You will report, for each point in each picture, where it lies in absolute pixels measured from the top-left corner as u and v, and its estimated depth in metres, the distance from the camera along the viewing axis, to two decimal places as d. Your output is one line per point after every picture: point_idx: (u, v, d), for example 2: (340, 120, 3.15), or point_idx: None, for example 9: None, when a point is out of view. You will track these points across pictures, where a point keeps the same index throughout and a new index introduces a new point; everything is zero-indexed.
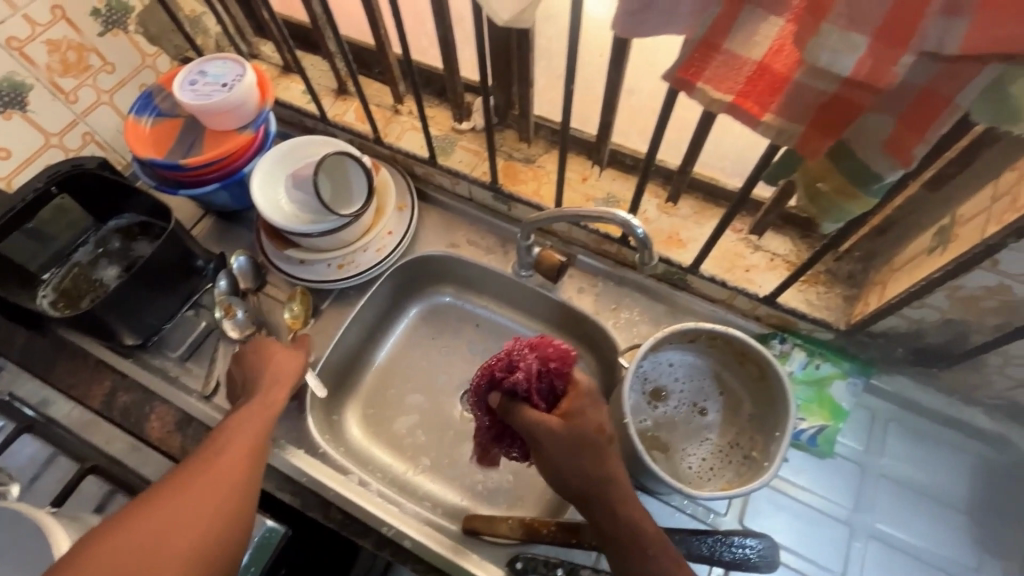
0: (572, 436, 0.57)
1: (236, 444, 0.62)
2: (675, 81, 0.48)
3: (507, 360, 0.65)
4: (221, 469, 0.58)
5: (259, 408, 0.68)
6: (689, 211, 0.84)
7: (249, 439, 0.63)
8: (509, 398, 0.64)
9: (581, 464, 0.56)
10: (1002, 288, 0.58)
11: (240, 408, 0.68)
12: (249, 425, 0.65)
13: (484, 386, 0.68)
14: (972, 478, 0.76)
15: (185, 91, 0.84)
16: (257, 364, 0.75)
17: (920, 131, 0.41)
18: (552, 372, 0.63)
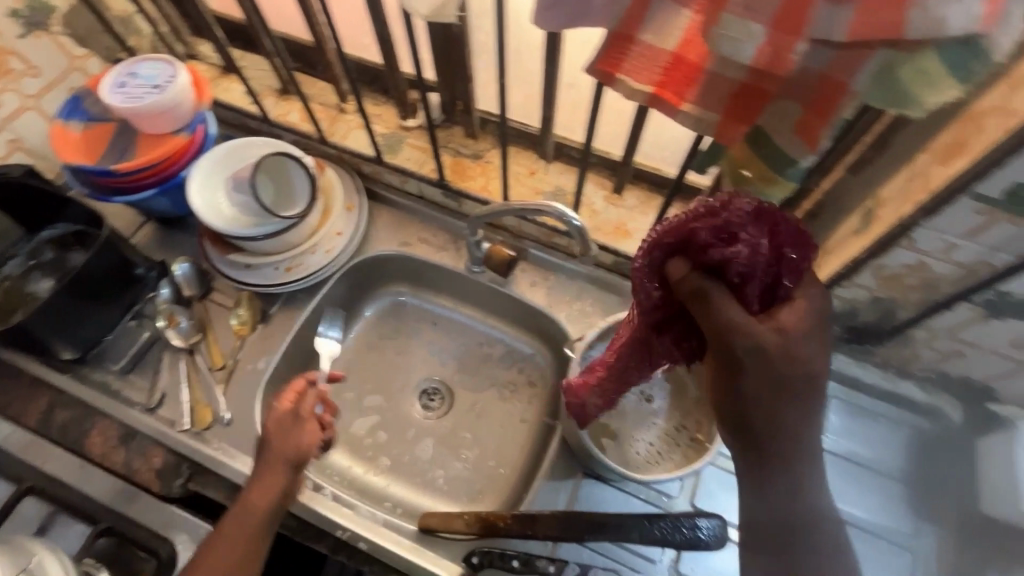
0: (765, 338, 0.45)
1: (244, 523, 0.62)
2: (598, 73, 0.48)
3: (719, 214, 0.47)
4: (242, 536, 0.62)
5: (262, 477, 0.64)
6: (635, 201, 0.86)
7: (257, 516, 0.63)
8: (705, 273, 0.47)
9: (772, 360, 0.45)
10: (921, 266, 0.61)
11: (261, 461, 0.65)
12: (253, 501, 0.63)
13: (667, 241, 0.48)
14: (908, 447, 0.79)
15: (114, 94, 0.81)
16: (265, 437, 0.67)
17: (823, 116, 0.43)
18: (776, 262, 0.47)
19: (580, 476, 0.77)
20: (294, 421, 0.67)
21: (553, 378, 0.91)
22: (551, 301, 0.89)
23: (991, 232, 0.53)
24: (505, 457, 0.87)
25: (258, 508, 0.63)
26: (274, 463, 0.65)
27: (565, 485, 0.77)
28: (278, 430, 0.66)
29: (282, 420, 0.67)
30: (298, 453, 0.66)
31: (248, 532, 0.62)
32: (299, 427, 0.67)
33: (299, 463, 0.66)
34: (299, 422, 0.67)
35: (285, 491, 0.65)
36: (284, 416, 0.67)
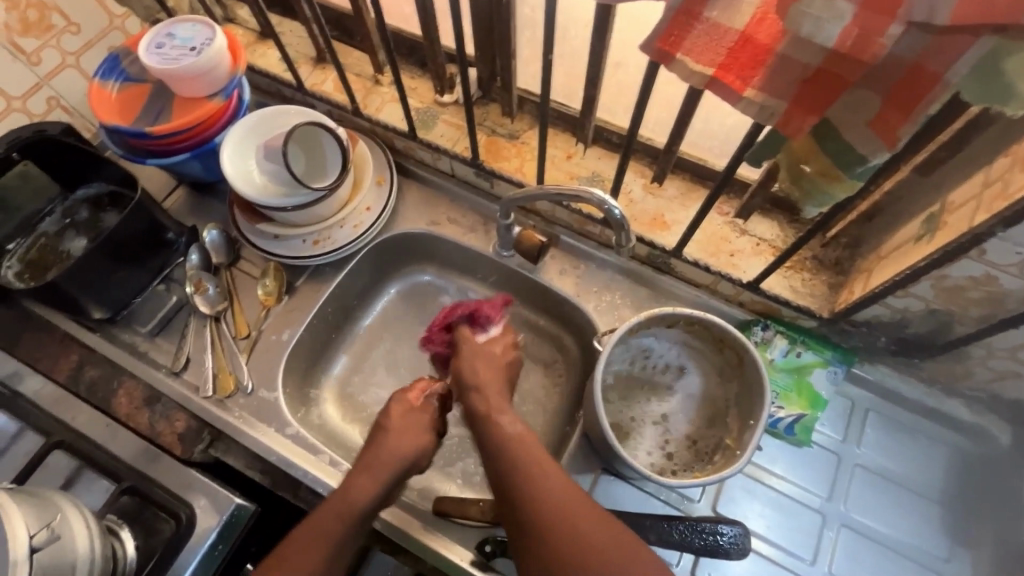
0: (480, 417, 0.66)
1: (344, 517, 0.61)
2: (654, 52, 0.44)
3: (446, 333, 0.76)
4: (349, 503, 0.61)
5: (367, 472, 0.64)
6: (675, 192, 0.82)
7: (355, 510, 0.61)
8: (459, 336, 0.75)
9: (493, 441, 0.63)
10: (989, 278, 0.56)
11: (383, 437, 0.67)
12: (354, 496, 0.62)
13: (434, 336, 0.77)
14: (948, 468, 0.75)
15: (151, 55, 0.80)
16: (387, 426, 0.69)
17: (906, 110, 0.39)
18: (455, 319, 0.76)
19: (599, 472, 0.75)
20: (415, 422, 0.70)
21: (578, 369, 0.89)
22: (580, 291, 0.85)
23: None
24: None
25: (358, 501, 0.62)
26: (386, 454, 0.66)
27: (584, 479, 0.75)
28: (400, 423, 0.69)
29: (407, 416, 0.70)
30: (408, 454, 0.67)
31: (342, 526, 0.60)
32: (408, 430, 0.69)
33: (406, 469, 0.67)
34: (418, 421, 0.70)
35: (383, 492, 0.64)
36: (400, 411, 0.70)
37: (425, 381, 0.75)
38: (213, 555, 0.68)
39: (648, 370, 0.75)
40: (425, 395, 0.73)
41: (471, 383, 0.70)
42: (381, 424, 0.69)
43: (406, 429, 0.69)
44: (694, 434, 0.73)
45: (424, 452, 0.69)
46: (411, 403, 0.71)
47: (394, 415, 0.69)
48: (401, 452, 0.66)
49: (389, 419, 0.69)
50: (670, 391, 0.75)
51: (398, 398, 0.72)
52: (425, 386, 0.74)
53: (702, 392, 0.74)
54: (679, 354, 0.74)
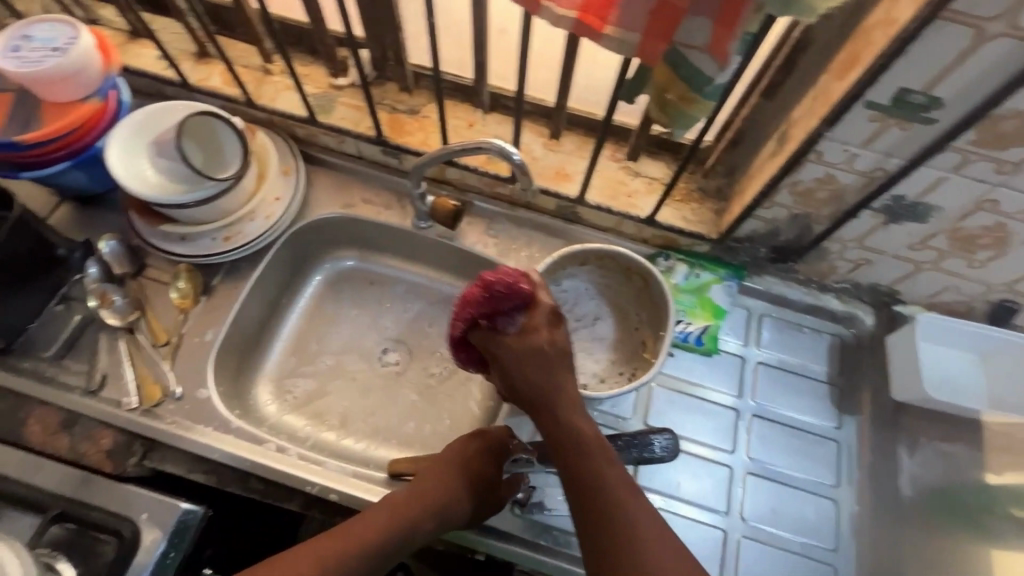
0: (546, 391, 0.65)
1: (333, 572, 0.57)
2: (522, 1, 0.50)
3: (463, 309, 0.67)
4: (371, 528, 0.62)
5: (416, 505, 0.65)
6: (572, 146, 0.88)
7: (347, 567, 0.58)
8: (490, 332, 0.67)
9: (566, 432, 0.63)
10: (829, 179, 0.67)
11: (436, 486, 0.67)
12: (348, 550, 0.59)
13: (470, 326, 0.67)
14: (831, 352, 0.88)
15: (9, 60, 0.74)
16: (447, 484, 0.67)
17: (731, 28, 0.47)
18: (479, 318, 0.66)
19: None
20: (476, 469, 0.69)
21: None
22: (501, 250, 0.90)
23: (884, 138, 0.59)
24: (468, 405, 0.89)
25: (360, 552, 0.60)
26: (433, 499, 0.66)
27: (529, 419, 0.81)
28: (474, 457, 0.70)
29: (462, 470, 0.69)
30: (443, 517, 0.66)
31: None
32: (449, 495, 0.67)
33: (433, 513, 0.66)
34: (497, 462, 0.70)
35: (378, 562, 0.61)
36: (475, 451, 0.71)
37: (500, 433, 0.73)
38: (166, 563, 0.66)
39: (570, 308, 0.80)
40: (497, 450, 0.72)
41: (541, 362, 0.66)
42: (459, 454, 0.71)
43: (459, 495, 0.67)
44: (621, 357, 0.79)
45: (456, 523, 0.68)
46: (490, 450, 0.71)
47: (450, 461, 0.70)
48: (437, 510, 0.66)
49: (463, 454, 0.70)
50: (593, 327, 0.80)
51: (456, 444, 0.72)
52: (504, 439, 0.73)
53: (620, 323, 0.80)
54: (595, 289, 0.80)
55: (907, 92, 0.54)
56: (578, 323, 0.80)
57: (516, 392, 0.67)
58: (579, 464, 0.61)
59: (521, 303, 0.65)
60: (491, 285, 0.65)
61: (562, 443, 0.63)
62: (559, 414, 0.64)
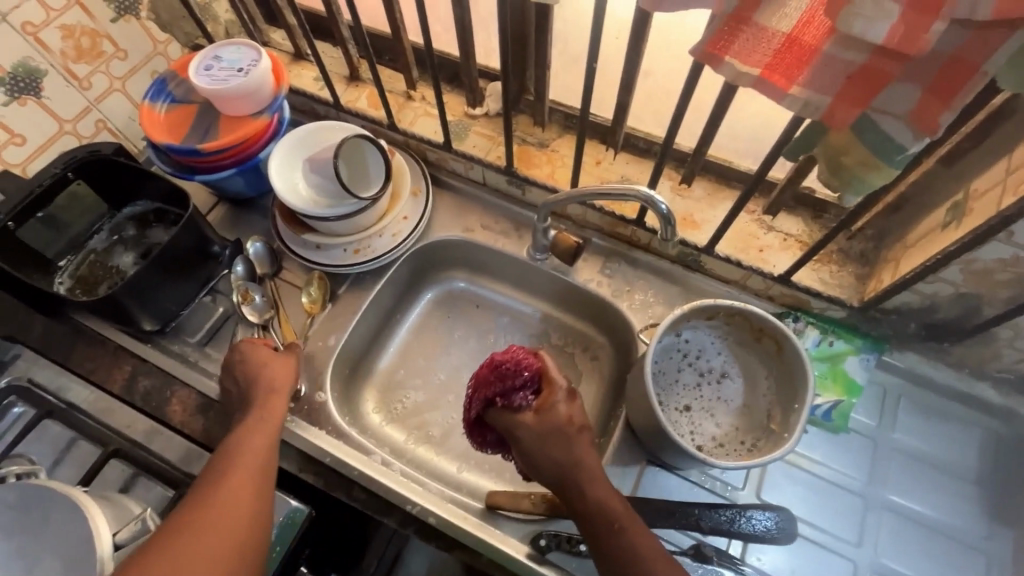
0: (574, 466, 0.60)
1: (253, 468, 0.62)
2: (704, 56, 0.48)
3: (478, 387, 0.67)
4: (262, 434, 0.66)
5: (257, 430, 0.66)
6: (702, 192, 0.85)
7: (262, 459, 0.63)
8: (507, 411, 0.64)
9: (597, 506, 0.59)
10: (1016, 260, 0.60)
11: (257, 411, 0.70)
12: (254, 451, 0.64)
13: (484, 405, 0.66)
14: (982, 448, 0.78)
15: (200, 77, 0.84)
16: (247, 373, 0.74)
17: (946, 99, 0.43)
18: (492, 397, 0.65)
19: (644, 463, 0.77)
20: (283, 360, 0.77)
21: (611, 367, 0.91)
22: (614, 290, 0.88)
23: None
24: None
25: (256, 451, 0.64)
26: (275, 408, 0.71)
27: (631, 472, 0.76)
28: (275, 363, 0.75)
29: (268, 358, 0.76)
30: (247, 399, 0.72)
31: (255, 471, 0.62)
32: (278, 369, 0.75)
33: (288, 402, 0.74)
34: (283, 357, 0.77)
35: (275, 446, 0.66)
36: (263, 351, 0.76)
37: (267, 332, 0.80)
38: (272, 556, 0.69)
39: (699, 359, 0.77)
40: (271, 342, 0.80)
41: (564, 440, 0.61)
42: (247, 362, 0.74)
43: (261, 376, 0.73)
44: (745, 419, 0.74)
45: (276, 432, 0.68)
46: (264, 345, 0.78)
47: (258, 356, 0.75)
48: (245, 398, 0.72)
49: (258, 360, 0.74)
50: (720, 385, 0.76)
51: (248, 343, 0.76)
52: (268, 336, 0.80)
53: (751, 389, 0.75)
54: (724, 346, 0.76)
55: None
56: (700, 382, 0.76)
57: (537, 472, 0.62)
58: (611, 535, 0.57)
59: (533, 382, 0.64)
60: (501, 364, 0.65)
61: (592, 515, 0.58)
62: (592, 491, 0.59)
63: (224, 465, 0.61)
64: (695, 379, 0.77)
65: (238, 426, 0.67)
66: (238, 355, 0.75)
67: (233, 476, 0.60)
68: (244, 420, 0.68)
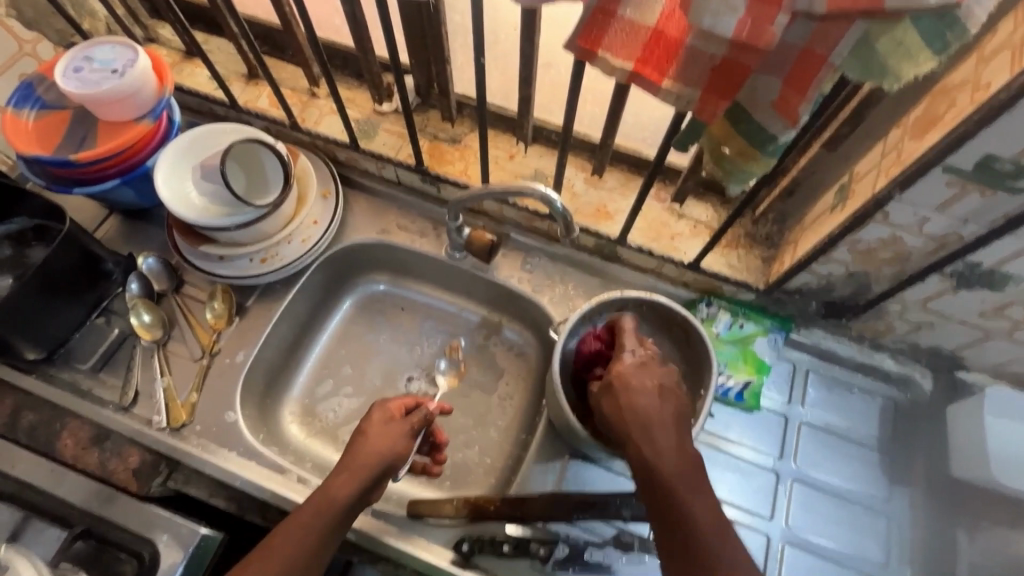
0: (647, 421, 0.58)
1: (323, 514, 0.60)
2: (578, 50, 0.47)
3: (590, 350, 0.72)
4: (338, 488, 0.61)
5: (346, 471, 0.62)
6: (615, 183, 0.85)
7: (333, 507, 0.60)
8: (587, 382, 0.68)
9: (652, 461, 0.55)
10: (895, 240, 0.62)
11: (354, 453, 0.64)
12: (333, 493, 0.61)
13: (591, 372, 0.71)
14: (882, 415, 0.82)
15: (70, 80, 0.77)
16: (371, 427, 0.67)
17: (803, 90, 0.43)
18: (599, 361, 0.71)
19: (568, 458, 0.77)
20: (397, 431, 0.67)
21: (537, 362, 0.91)
22: (535, 286, 0.88)
23: (960, 205, 0.55)
24: (490, 445, 0.87)
25: (337, 495, 0.61)
26: (362, 453, 0.64)
27: (554, 468, 0.77)
28: (379, 430, 0.66)
29: (386, 424, 0.67)
30: (379, 450, 0.65)
31: (321, 522, 0.59)
32: (379, 436, 0.66)
33: (383, 474, 0.64)
34: (398, 430, 0.67)
35: (363, 492, 0.62)
36: (381, 418, 0.68)
37: (410, 398, 0.72)
38: None
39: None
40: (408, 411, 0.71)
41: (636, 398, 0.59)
42: (361, 428, 0.67)
43: (382, 434, 0.66)
44: None
45: (403, 454, 0.66)
46: (394, 414, 0.69)
47: (376, 422, 0.67)
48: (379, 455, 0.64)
49: (369, 424, 0.67)
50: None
51: (380, 406, 0.69)
52: (410, 402, 0.72)
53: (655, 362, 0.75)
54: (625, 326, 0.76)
55: (993, 159, 0.49)
56: None
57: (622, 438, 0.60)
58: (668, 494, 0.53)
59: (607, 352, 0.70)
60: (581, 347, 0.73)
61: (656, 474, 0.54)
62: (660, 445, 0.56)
63: (299, 526, 0.58)
64: None
65: (337, 469, 0.63)
66: (376, 415, 0.68)
67: (298, 539, 0.57)
68: (338, 464, 0.63)
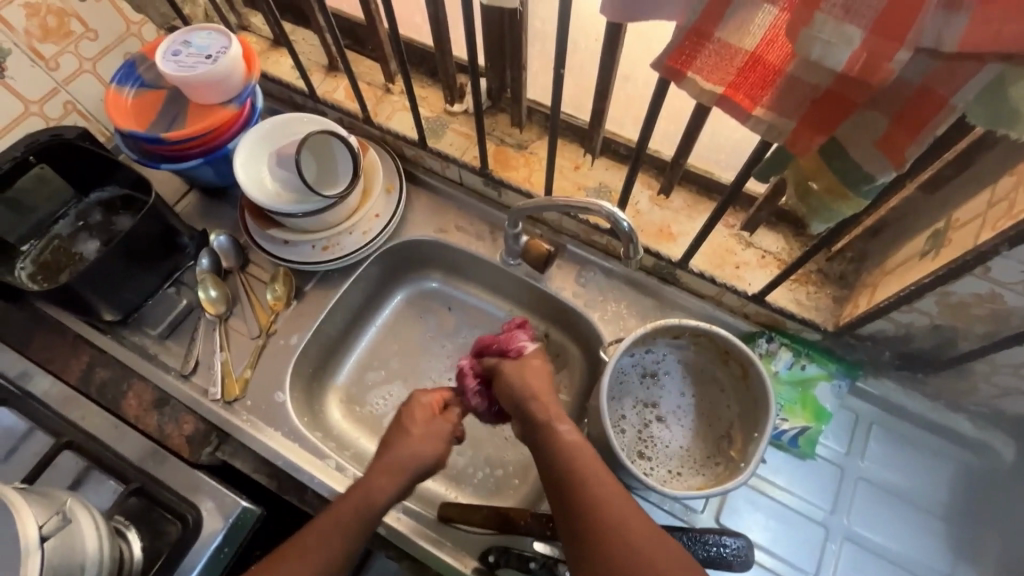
0: (561, 454, 0.60)
1: (360, 514, 0.61)
2: (666, 71, 0.45)
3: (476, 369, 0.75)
4: (379, 487, 0.63)
5: (386, 473, 0.64)
6: (681, 203, 0.82)
7: (372, 511, 0.62)
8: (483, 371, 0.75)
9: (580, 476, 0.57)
10: (993, 296, 0.57)
11: (395, 450, 0.67)
12: (374, 492, 0.63)
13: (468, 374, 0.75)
14: (951, 481, 0.76)
15: (168, 63, 0.81)
16: (410, 425, 0.69)
17: (914, 131, 0.40)
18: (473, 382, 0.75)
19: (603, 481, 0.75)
20: (438, 429, 0.70)
21: (581, 379, 0.89)
22: (586, 301, 0.86)
23: None
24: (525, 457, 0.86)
25: (378, 498, 0.62)
26: (404, 456, 0.66)
27: None
28: (421, 429, 0.69)
29: (431, 422, 0.71)
30: (421, 453, 0.67)
31: (361, 520, 0.61)
32: (423, 441, 0.68)
33: (418, 474, 0.67)
34: (440, 429, 0.70)
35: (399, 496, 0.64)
36: (422, 417, 0.71)
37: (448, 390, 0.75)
38: (220, 557, 0.67)
39: (653, 393, 0.75)
40: (444, 406, 0.74)
41: (543, 438, 0.63)
42: (403, 424, 0.70)
43: (421, 436, 0.68)
44: (682, 445, 0.73)
45: (441, 460, 0.69)
46: (433, 410, 0.72)
47: (418, 416, 0.70)
48: (418, 455, 0.67)
49: (411, 422, 0.70)
50: (666, 425, 0.74)
51: (419, 399, 0.72)
52: (448, 395, 0.75)
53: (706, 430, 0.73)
54: (686, 383, 0.75)
55: None
56: (638, 405, 0.75)
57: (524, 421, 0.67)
58: (580, 518, 0.55)
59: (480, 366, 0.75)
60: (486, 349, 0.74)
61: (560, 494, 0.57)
62: (574, 485, 0.57)
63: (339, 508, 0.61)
64: (637, 402, 0.75)
65: (378, 460, 0.66)
66: (413, 404, 0.72)
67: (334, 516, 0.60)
68: (382, 455, 0.66)
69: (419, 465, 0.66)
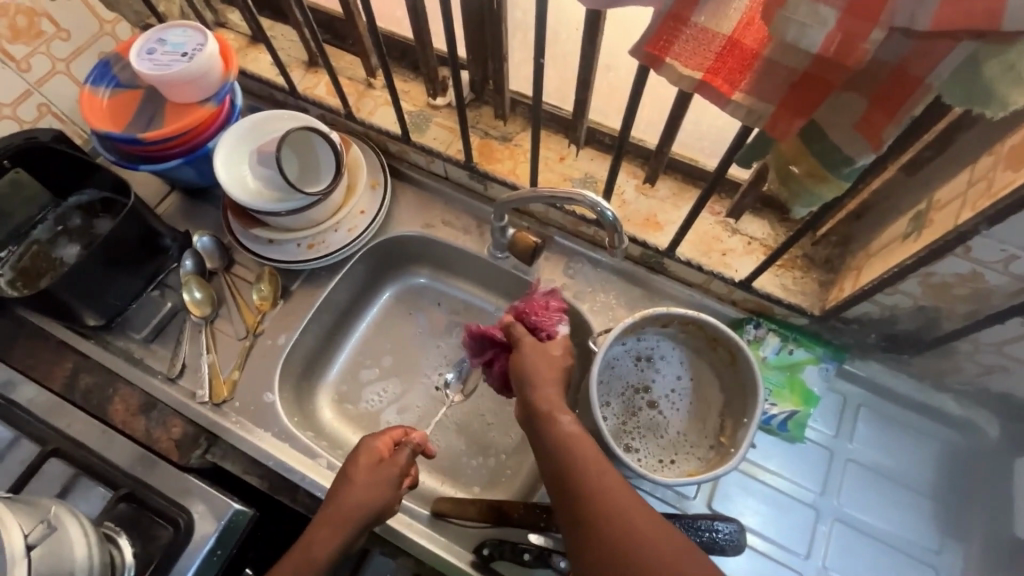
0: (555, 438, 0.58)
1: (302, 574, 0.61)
2: (644, 57, 0.44)
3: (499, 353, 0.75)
4: (321, 543, 0.62)
5: (327, 526, 0.62)
6: (667, 192, 0.82)
7: (312, 567, 0.61)
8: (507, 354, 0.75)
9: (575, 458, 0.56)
10: (975, 276, 0.58)
11: (337, 498, 0.64)
12: (313, 549, 0.61)
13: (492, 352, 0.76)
14: (937, 460, 0.77)
15: (143, 61, 0.80)
16: (353, 474, 0.65)
17: (891, 113, 0.41)
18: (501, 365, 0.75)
19: None
20: (384, 475, 0.65)
21: (573, 370, 0.89)
22: (575, 292, 0.86)
23: None
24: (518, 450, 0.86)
25: (316, 554, 0.61)
26: (346, 507, 0.63)
27: None
28: (366, 479, 0.65)
29: (376, 468, 0.66)
30: (364, 501, 0.64)
31: None
32: (364, 487, 0.64)
33: (368, 522, 0.64)
34: (387, 474, 0.65)
35: (343, 548, 0.62)
36: (368, 463, 0.66)
37: (399, 430, 0.70)
38: (212, 560, 0.66)
39: (644, 379, 0.75)
40: (395, 448, 0.68)
41: (548, 428, 0.59)
42: (348, 472, 0.66)
43: (365, 483, 0.64)
44: (671, 430, 0.74)
45: (394, 501, 0.66)
46: (380, 456, 0.67)
47: (364, 461, 0.66)
48: (362, 505, 0.63)
49: (355, 469, 0.66)
50: (654, 411, 0.75)
51: (367, 445, 0.67)
52: (400, 434, 0.70)
53: (693, 418, 0.73)
54: (684, 364, 0.75)
55: None
56: (631, 391, 0.75)
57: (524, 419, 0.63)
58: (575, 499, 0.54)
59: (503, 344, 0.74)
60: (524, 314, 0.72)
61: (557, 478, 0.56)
62: (588, 487, 0.54)
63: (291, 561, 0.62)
64: (630, 387, 0.75)
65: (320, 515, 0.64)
66: (359, 450, 0.67)
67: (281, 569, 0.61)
68: (323, 509, 0.64)
69: (365, 514, 0.63)
